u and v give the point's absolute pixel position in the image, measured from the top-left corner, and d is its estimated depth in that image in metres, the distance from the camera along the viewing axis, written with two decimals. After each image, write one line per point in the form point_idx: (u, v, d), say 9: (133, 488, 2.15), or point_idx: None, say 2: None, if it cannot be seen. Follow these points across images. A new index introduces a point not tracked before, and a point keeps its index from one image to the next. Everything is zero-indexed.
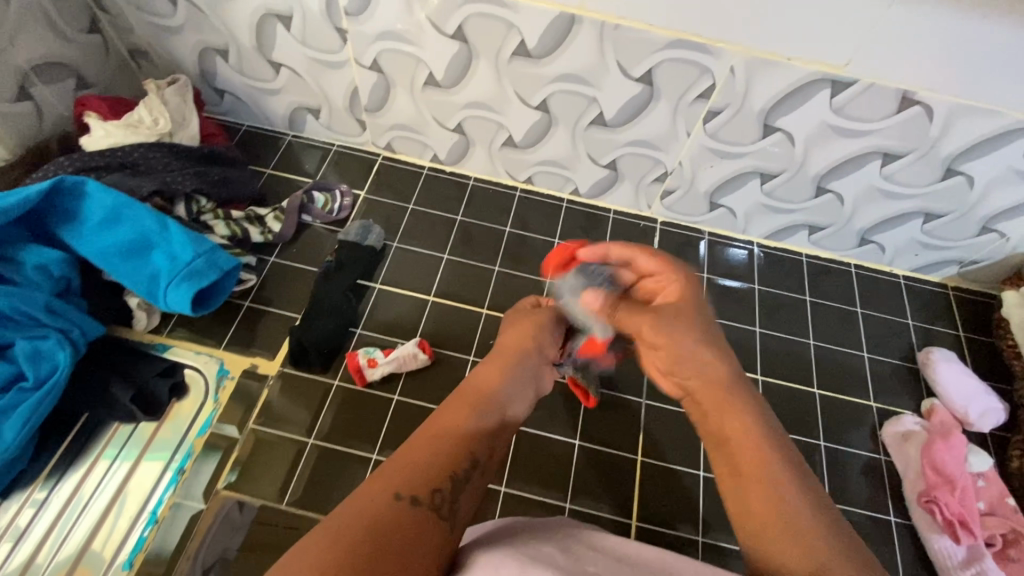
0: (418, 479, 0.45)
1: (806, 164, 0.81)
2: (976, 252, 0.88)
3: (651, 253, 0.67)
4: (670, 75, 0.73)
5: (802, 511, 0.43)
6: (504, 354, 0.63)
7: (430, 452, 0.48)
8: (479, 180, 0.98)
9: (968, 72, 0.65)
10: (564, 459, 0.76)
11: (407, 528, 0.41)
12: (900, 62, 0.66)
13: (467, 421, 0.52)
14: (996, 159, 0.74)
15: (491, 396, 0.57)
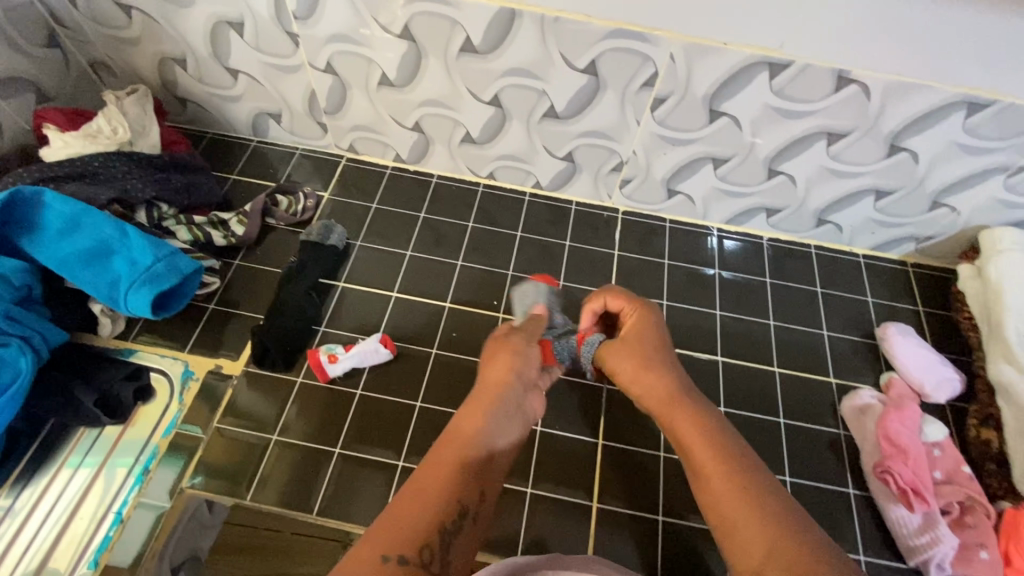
0: (409, 540, 0.49)
1: (754, 148, 0.82)
2: (931, 228, 0.90)
3: (622, 295, 0.74)
4: (614, 66, 0.75)
5: (758, 486, 0.53)
6: (488, 392, 0.64)
7: (418, 509, 0.51)
8: (442, 178, 1.00)
9: (899, 48, 0.67)
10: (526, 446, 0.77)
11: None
12: (831, 42, 0.67)
13: (452, 477, 0.55)
14: (936, 134, 0.75)
15: (484, 444, 0.59)
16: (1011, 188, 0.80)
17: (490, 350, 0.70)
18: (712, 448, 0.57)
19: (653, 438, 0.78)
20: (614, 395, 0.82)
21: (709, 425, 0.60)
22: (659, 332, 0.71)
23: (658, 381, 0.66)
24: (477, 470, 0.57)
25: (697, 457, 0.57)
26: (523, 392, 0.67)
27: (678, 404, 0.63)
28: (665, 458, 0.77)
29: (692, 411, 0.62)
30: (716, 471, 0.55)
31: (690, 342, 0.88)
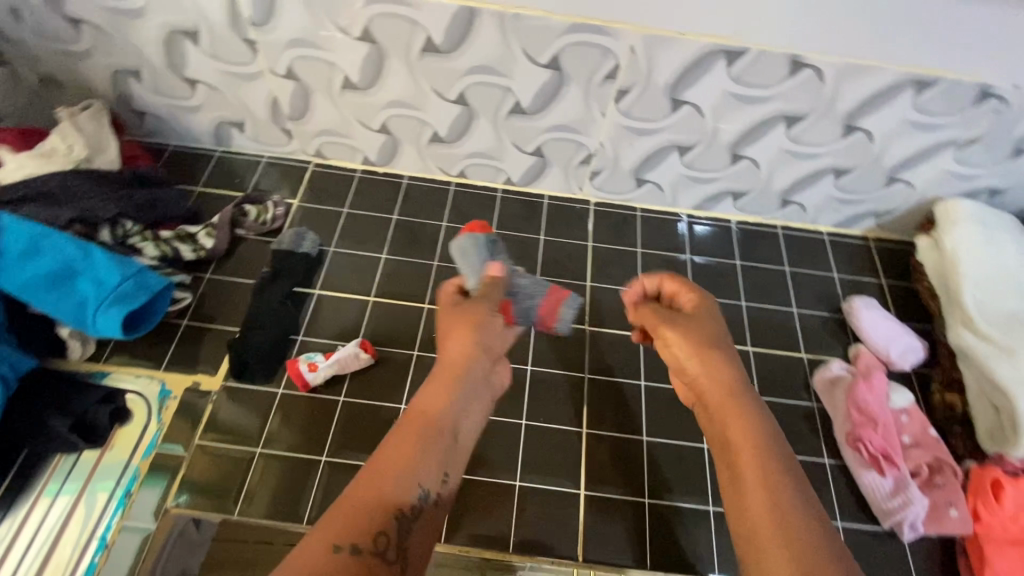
0: (362, 528, 0.50)
1: (717, 134, 0.84)
2: (889, 203, 0.93)
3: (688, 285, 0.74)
4: (575, 60, 0.76)
5: (797, 511, 0.53)
6: (449, 369, 0.65)
7: (374, 496, 0.52)
8: (413, 178, 0.99)
9: (846, 31, 0.69)
10: (511, 440, 0.78)
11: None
12: (782, 28, 0.70)
13: (412, 458, 0.56)
14: (889, 113, 0.78)
15: (444, 426, 0.60)
16: (961, 161, 0.84)
17: (452, 321, 0.70)
18: (760, 467, 0.56)
19: (635, 423, 0.80)
20: (595, 384, 0.83)
21: (763, 443, 0.58)
22: (716, 319, 0.71)
23: (719, 381, 0.64)
24: (436, 451, 0.58)
25: (742, 466, 0.57)
26: (486, 366, 0.68)
27: (733, 406, 0.62)
28: (647, 442, 0.79)
29: (751, 421, 0.60)
30: (755, 491, 0.55)
31: None
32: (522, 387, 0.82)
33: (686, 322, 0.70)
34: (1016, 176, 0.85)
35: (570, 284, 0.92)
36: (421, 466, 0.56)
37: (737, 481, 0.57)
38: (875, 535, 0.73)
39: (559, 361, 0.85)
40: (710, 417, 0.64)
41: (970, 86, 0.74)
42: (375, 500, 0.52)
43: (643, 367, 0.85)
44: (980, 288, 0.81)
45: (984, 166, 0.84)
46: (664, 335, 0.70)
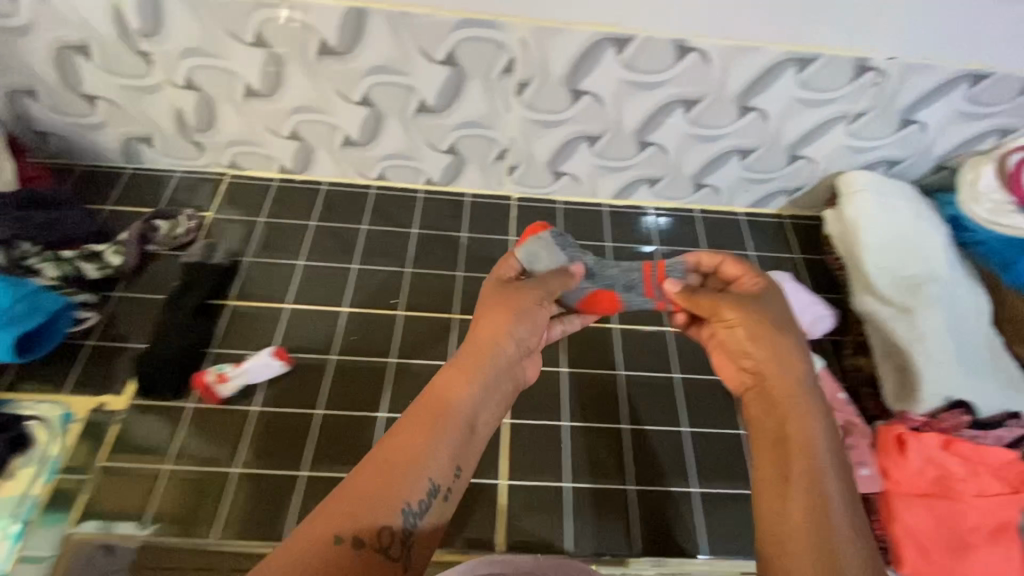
0: (367, 522, 0.49)
1: (621, 122, 0.86)
2: (796, 180, 0.96)
3: (741, 263, 0.68)
4: (471, 55, 0.77)
5: (840, 517, 0.49)
6: (476, 355, 0.60)
7: (382, 485, 0.52)
8: (333, 184, 0.99)
9: (717, 15, 0.74)
10: None
11: (351, 572, 0.46)
12: (659, 14, 0.74)
13: (422, 451, 0.54)
14: (777, 93, 0.82)
15: (464, 418, 0.57)
16: (855, 135, 0.87)
17: (496, 300, 0.64)
18: (816, 473, 0.51)
19: (556, 409, 0.79)
20: None
21: (825, 461, 0.52)
22: (785, 317, 0.62)
23: (783, 378, 0.58)
24: (451, 444, 0.56)
25: (790, 467, 0.52)
26: (516, 357, 0.63)
27: (795, 407, 0.56)
28: (569, 426, 0.78)
29: (814, 421, 0.55)
30: (798, 501, 0.50)
31: None
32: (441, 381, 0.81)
33: (744, 310, 0.62)
34: (909, 147, 0.89)
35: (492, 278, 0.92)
36: (432, 462, 0.54)
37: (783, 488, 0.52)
38: None
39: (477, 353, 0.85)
40: (762, 404, 0.58)
41: (848, 60, 0.78)
42: (387, 493, 0.51)
43: (564, 355, 0.85)
44: (877, 255, 0.85)
45: (878, 138, 0.88)
46: (724, 318, 0.63)
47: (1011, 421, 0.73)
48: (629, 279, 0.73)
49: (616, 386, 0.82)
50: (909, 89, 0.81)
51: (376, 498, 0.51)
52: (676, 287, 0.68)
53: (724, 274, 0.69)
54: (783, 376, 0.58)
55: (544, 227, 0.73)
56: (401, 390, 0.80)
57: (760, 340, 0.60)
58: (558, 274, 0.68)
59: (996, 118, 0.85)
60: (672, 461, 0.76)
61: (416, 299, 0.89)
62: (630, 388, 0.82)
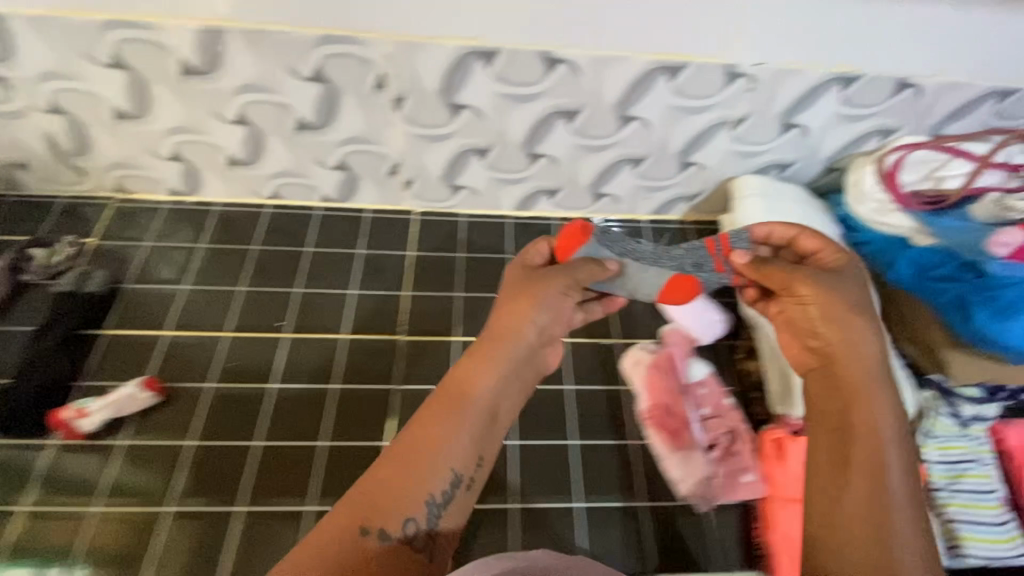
0: (389, 513, 0.59)
1: (507, 134, 0.85)
2: (693, 186, 0.95)
3: (817, 235, 0.68)
4: (339, 71, 0.75)
5: (895, 506, 0.57)
6: (485, 348, 0.68)
7: (404, 477, 0.61)
8: (227, 205, 0.96)
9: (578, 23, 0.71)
10: (305, 463, 0.75)
11: (374, 555, 0.57)
12: (519, 27, 0.71)
13: (438, 437, 0.64)
14: (653, 100, 0.80)
15: (484, 408, 0.66)
16: (740, 139, 0.87)
17: (513, 294, 0.69)
18: (873, 456, 0.59)
19: None
20: (407, 394, 0.81)
21: (885, 449, 0.59)
22: (863, 291, 0.66)
23: (855, 358, 0.62)
24: (472, 432, 0.65)
25: (872, 452, 0.59)
26: (534, 347, 0.69)
27: (866, 398, 0.60)
28: None
29: (881, 402, 0.60)
30: (860, 477, 0.59)
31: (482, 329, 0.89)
32: (323, 403, 0.79)
33: (819, 287, 0.63)
34: (797, 150, 0.89)
35: (385, 296, 0.91)
36: (457, 454, 0.64)
37: (841, 469, 0.60)
38: (680, 509, 0.73)
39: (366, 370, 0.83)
40: (823, 379, 0.64)
41: (714, 68, 0.76)
42: (421, 478, 0.62)
43: None
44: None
45: (763, 143, 0.87)
46: (797, 292, 0.64)
47: None
48: (697, 257, 0.71)
49: None
50: (783, 93, 0.80)
51: (406, 479, 0.61)
52: (745, 260, 0.67)
53: (791, 243, 0.69)
54: (846, 361, 0.62)
55: (586, 228, 0.69)
56: (279, 415, 0.78)
57: (825, 333, 0.63)
58: (588, 262, 0.69)
59: (877, 118, 0.84)
60: (563, 484, 0.74)
61: (304, 320, 0.87)
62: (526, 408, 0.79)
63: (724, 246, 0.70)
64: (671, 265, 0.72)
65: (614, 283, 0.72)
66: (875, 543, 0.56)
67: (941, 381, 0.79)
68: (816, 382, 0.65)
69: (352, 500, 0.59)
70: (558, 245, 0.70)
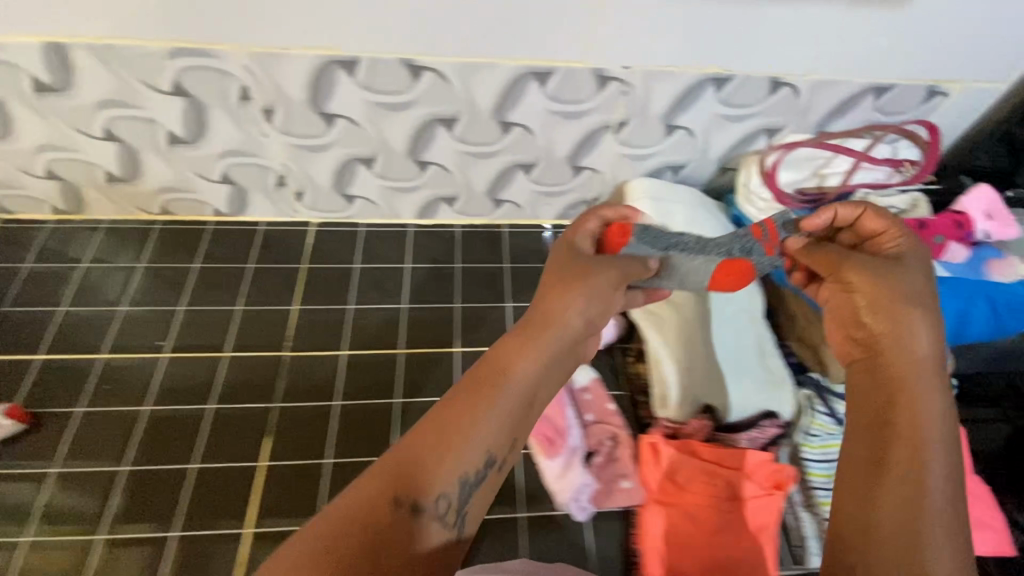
0: (419, 489, 0.43)
1: (388, 142, 0.83)
2: (591, 191, 0.95)
3: (879, 213, 0.55)
4: (200, 84, 0.74)
5: (935, 514, 0.42)
6: (545, 310, 0.52)
7: (440, 451, 0.44)
8: (115, 223, 0.94)
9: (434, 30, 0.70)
10: (176, 487, 0.74)
11: (396, 542, 0.40)
12: (375, 36, 0.70)
13: (488, 410, 0.46)
14: (529, 106, 0.79)
15: (525, 400, 0.48)
16: (627, 143, 0.86)
17: (555, 276, 0.55)
18: (922, 460, 0.44)
19: (319, 446, 0.78)
20: (287, 412, 0.81)
21: (932, 443, 0.44)
22: (933, 287, 0.51)
23: (903, 350, 0.48)
24: (508, 427, 0.47)
25: (903, 437, 0.45)
26: (586, 327, 0.53)
27: (913, 385, 0.47)
28: (330, 464, 0.77)
29: (930, 399, 0.46)
30: (901, 482, 0.44)
31: (373, 341, 0.88)
32: (200, 424, 0.79)
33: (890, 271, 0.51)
34: (687, 151, 0.89)
35: (276, 311, 0.90)
36: (483, 451, 0.46)
37: (878, 470, 0.45)
38: (553, 517, 0.72)
39: (249, 387, 0.83)
40: (860, 367, 0.51)
41: (583, 71, 0.75)
42: (440, 472, 0.44)
43: (339, 389, 0.83)
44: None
45: (650, 146, 0.87)
46: (845, 281, 0.53)
47: (766, 421, 0.73)
48: (745, 242, 0.63)
49: (386, 415, 0.81)
50: (658, 95, 0.79)
51: (420, 478, 0.43)
52: (801, 245, 0.58)
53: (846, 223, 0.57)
54: (890, 350, 0.49)
55: (626, 229, 0.60)
56: (152, 438, 0.77)
57: (876, 306, 0.50)
58: (637, 262, 0.59)
59: (759, 118, 0.84)
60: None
61: (188, 338, 0.86)
62: (401, 417, 0.81)
63: (771, 231, 0.61)
64: (717, 254, 0.63)
65: (662, 279, 0.64)
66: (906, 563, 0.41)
67: (817, 379, 0.77)
68: (859, 375, 0.51)
69: (365, 488, 0.41)
70: (605, 241, 0.61)
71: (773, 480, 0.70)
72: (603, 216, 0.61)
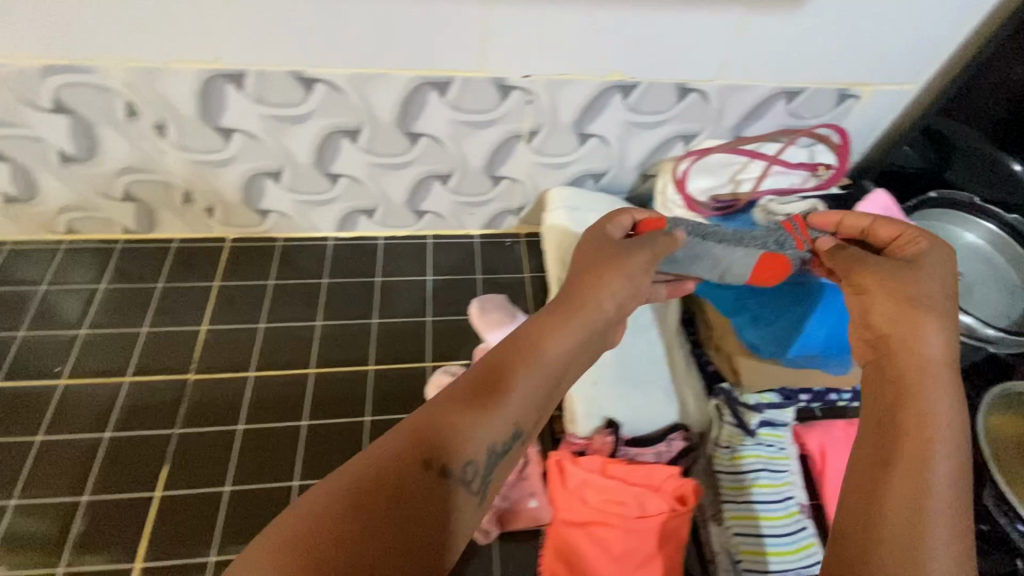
0: (449, 450, 0.43)
1: (292, 155, 0.80)
2: (513, 200, 0.93)
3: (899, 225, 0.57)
4: (82, 100, 0.71)
5: (941, 519, 0.39)
6: (579, 290, 0.54)
7: (471, 415, 0.44)
8: (19, 244, 0.92)
9: (320, 42, 0.67)
10: (67, 521, 0.72)
11: (422, 497, 0.40)
12: (258, 50, 0.67)
13: (514, 382, 0.47)
14: (433, 117, 0.77)
15: (553, 373, 0.49)
16: (541, 151, 0.84)
17: (584, 260, 0.57)
18: (925, 458, 0.41)
19: (220, 473, 0.76)
20: (186, 439, 0.78)
21: (942, 446, 0.42)
22: (951, 290, 0.50)
23: (911, 350, 0.46)
24: (536, 398, 0.48)
25: (910, 437, 0.42)
26: (617, 311, 0.55)
27: (922, 387, 0.45)
28: (230, 492, 0.75)
29: (937, 398, 0.44)
30: (902, 478, 0.41)
31: (283, 360, 0.85)
32: (97, 453, 0.77)
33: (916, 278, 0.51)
34: (604, 159, 0.87)
35: (184, 331, 0.87)
36: (514, 422, 0.46)
37: (883, 462, 0.42)
38: None
39: (151, 412, 0.80)
40: (874, 362, 0.49)
41: (483, 81, 0.73)
42: (473, 435, 0.44)
43: (244, 411, 0.81)
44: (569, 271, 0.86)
45: (565, 154, 0.85)
46: (857, 284, 0.54)
47: (673, 434, 0.74)
48: (778, 236, 0.67)
49: (293, 437, 0.79)
50: (565, 102, 0.77)
51: (459, 438, 0.43)
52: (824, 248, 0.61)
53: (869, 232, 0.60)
54: (902, 344, 0.47)
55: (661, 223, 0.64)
56: (48, 469, 0.75)
57: (894, 310, 0.49)
58: (662, 236, 0.60)
59: (673, 124, 0.82)
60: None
61: (89, 362, 0.84)
62: (307, 441, 0.79)
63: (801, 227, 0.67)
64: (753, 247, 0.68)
65: (694, 264, 0.68)
66: (907, 558, 0.38)
67: (728, 389, 0.76)
68: (874, 369, 0.49)
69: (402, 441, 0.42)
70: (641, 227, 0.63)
71: (677, 494, 0.69)
72: (636, 216, 0.64)
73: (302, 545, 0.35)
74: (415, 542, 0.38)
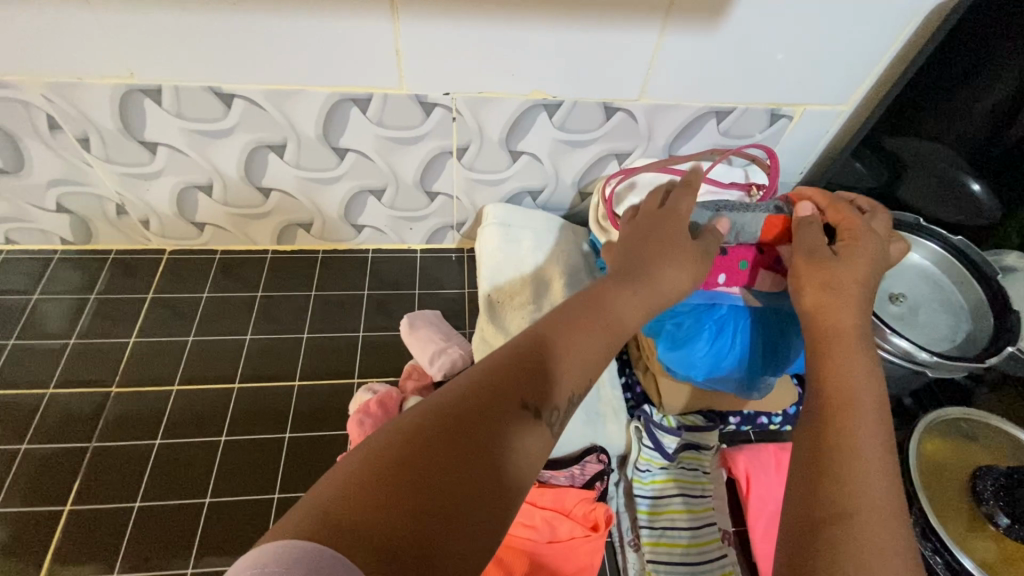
0: (530, 390, 0.41)
1: (220, 168, 0.80)
2: (452, 216, 0.93)
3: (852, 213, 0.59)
4: (4, 114, 0.72)
5: (870, 458, 0.44)
6: (638, 266, 0.53)
7: (547, 361, 0.43)
8: None
9: (231, 60, 0.67)
10: None
11: (509, 433, 0.38)
12: (171, 65, 0.67)
13: (582, 336, 0.46)
14: (358, 132, 0.77)
15: (619, 333, 0.49)
16: (472, 168, 0.84)
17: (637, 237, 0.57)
18: (851, 409, 0.47)
19: (133, 488, 0.75)
20: (104, 451, 0.78)
21: (865, 398, 0.48)
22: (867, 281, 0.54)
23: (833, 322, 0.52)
24: (601, 350, 0.47)
25: (833, 396, 0.48)
26: (676, 279, 0.54)
27: (849, 353, 0.50)
28: (140, 508, 0.74)
29: (852, 365, 0.50)
30: (838, 430, 0.46)
31: (210, 373, 0.85)
32: (10, 465, 0.76)
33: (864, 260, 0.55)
34: (539, 176, 0.87)
35: (112, 342, 0.87)
36: (583, 377, 0.45)
37: (818, 422, 0.47)
38: None
39: (69, 425, 0.80)
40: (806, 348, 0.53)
41: (405, 98, 0.73)
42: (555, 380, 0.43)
43: (165, 425, 0.80)
44: (497, 286, 0.86)
45: (498, 172, 0.85)
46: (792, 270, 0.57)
47: (589, 456, 0.73)
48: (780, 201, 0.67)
49: (211, 452, 0.78)
50: (492, 120, 0.77)
51: (542, 383, 0.42)
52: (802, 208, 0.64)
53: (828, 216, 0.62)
54: (823, 318, 0.53)
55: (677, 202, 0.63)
56: None
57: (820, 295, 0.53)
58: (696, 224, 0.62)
59: (604, 142, 0.82)
60: (241, 535, 0.73)
61: (10, 373, 0.83)
62: (224, 456, 0.78)
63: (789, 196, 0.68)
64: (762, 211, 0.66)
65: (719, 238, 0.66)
66: (839, 495, 0.42)
67: (648, 413, 0.76)
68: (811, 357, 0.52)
69: (483, 378, 0.41)
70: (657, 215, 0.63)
71: (591, 520, 0.68)
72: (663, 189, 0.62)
73: (382, 467, 0.33)
74: (497, 474, 0.36)
